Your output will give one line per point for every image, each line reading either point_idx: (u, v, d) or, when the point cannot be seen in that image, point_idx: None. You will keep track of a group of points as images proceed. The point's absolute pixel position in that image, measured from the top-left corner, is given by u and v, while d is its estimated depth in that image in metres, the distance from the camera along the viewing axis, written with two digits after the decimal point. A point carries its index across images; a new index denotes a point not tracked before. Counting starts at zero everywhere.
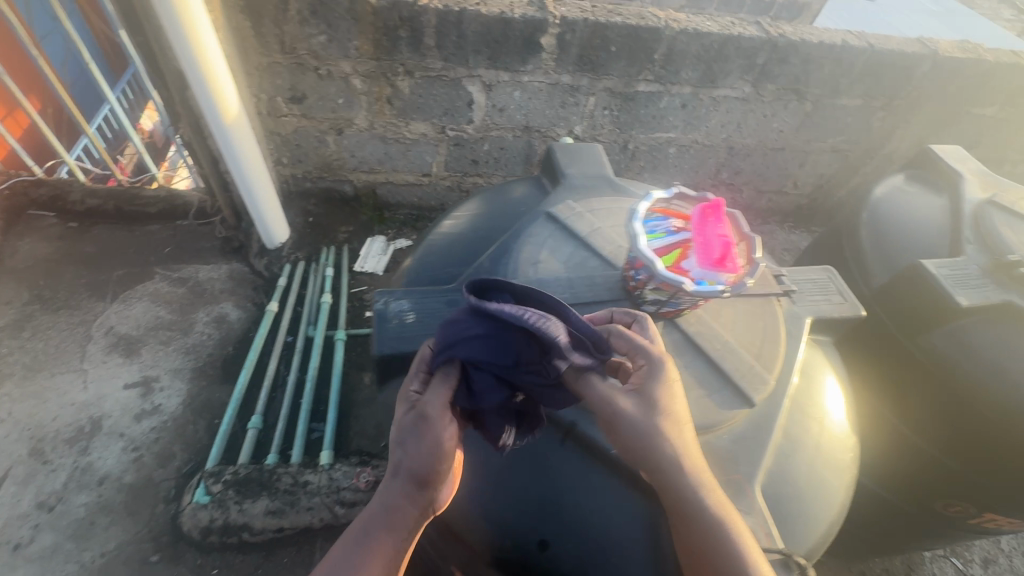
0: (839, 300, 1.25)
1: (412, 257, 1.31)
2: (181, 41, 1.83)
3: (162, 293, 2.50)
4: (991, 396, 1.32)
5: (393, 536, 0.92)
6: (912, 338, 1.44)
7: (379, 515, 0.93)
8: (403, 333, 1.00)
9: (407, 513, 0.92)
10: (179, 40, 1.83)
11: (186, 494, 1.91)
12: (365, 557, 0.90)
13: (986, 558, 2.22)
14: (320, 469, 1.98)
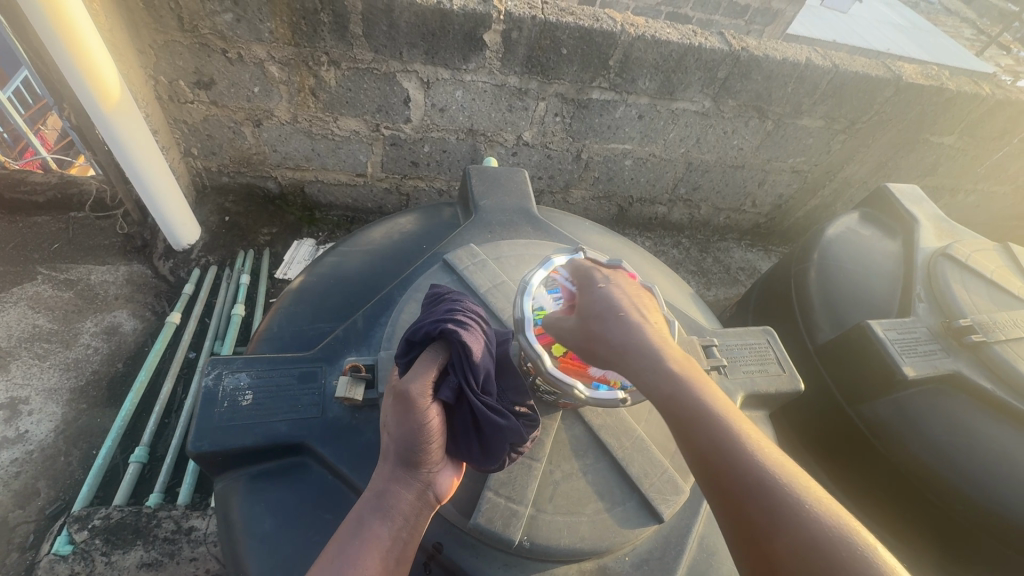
0: (776, 370, 1.13)
1: (297, 291, 1.23)
2: (37, 14, 1.51)
3: (44, 297, 2.17)
4: (937, 480, 1.19)
5: (388, 523, 0.87)
6: (854, 406, 1.33)
7: (370, 503, 0.88)
8: (233, 419, 0.96)
9: (402, 496, 0.89)
10: (34, 14, 1.51)
11: (45, 542, 1.65)
12: (361, 551, 0.84)
13: None
14: (209, 513, 1.74)
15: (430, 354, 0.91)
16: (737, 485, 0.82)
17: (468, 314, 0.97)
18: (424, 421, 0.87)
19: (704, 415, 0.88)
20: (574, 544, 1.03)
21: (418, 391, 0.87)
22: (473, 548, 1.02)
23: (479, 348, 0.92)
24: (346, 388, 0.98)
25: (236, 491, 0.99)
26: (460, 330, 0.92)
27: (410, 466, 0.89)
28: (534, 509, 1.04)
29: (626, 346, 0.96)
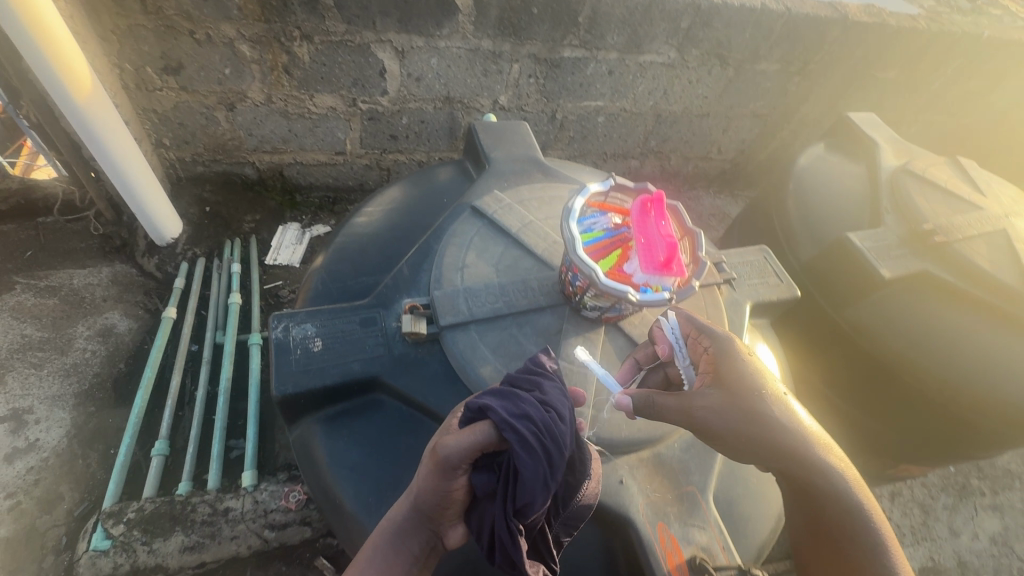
0: (775, 282, 1.22)
1: (326, 255, 1.23)
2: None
3: (28, 306, 2.10)
4: (906, 363, 1.41)
5: (402, 558, 0.91)
6: (837, 311, 1.50)
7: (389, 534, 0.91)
8: (308, 365, 1.00)
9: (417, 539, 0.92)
10: None
11: (81, 541, 1.65)
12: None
13: (894, 492, 2.44)
14: (243, 493, 1.78)
15: (487, 436, 0.83)
16: (847, 547, 0.97)
17: (556, 437, 0.85)
18: (448, 487, 0.86)
19: (840, 494, 0.99)
20: (633, 435, 1.08)
21: (453, 465, 0.83)
22: None
23: (532, 481, 0.82)
24: (411, 323, 1.04)
25: (313, 433, 1.04)
26: (529, 452, 0.82)
27: (424, 518, 0.91)
28: (596, 410, 1.08)
29: (786, 441, 0.94)
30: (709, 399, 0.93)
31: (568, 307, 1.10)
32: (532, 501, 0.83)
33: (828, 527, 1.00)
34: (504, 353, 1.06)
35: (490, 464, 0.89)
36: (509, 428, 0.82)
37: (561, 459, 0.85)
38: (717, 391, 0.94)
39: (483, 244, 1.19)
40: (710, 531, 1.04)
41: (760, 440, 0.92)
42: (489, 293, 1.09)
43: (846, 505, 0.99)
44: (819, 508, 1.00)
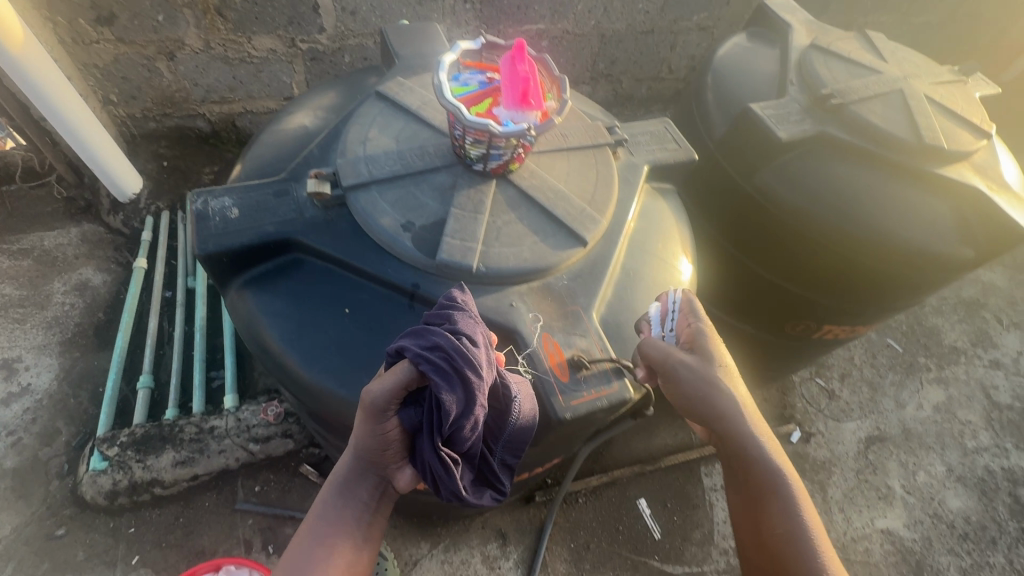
0: (674, 147, 1.30)
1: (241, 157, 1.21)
2: None
3: (4, 268, 2.21)
4: (813, 220, 1.47)
5: (353, 508, 0.97)
6: (749, 181, 1.56)
7: (337, 487, 0.97)
8: (225, 229, 0.94)
9: (365, 487, 0.97)
10: None
11: (82, 464, 1.81)
12: (328, 528, 0.95)
13: (844, 373, 2.46)
14: (225, 413, 1.92)
15: (405, 369, 0.78)
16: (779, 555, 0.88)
17: (469, 356, 0.78)
18: (379, 428, 0.83)
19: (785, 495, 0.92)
20: (521, 265, 0.97)
21: (376, 403, 0.79)
22: (441, 284, 0.95)
23: (460, 405, 0.78)
24: (316, 184, 0.98)
25: (239, 299, 1.00)
26: (447, 380, 0.77)
27: (366, 465, 0.95)
28: (486, 246, 0.97)
29: (724, 405, 0.95)
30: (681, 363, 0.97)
31: (461, 165, 1.02)
32: (463, 421, 0.79)
33: (766, 532, 0.91)
34: (403, 210, 0.98)
35: (416, 400, 0.85)
36: (420, 358, 0.77)
37: (480, 376, 0.79)
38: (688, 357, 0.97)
39: (387, 122, 1.11)
40: (591, 339, 0.96)
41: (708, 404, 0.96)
42: (388, 159, 1.03)
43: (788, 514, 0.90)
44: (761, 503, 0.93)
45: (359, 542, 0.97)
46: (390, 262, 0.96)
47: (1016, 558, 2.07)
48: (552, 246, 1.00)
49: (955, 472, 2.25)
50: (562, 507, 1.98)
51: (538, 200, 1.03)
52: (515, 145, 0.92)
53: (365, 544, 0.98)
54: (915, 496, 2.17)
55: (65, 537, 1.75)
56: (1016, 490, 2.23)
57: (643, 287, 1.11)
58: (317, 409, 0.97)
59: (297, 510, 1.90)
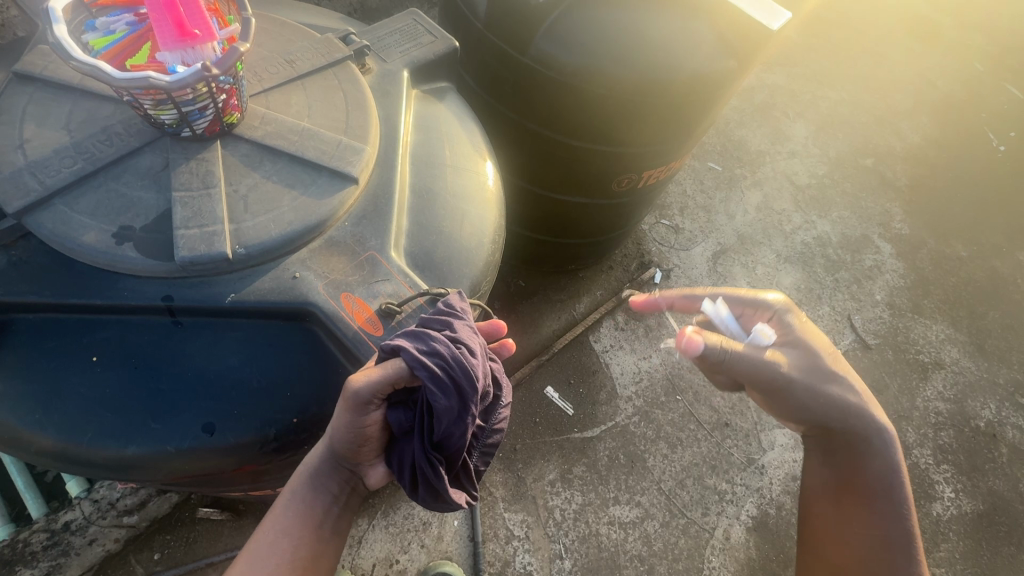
0: (430, 40, 1.17)
1: None
2: None
3: None
4: (598, 74, 1.45)
5: (321, 498, 0.86)
6: (528, 53, 1.49)
7: (300, 481, 0.85)
8: None
9: (334, 481, 0.86)
10: None
11: None
12: (294, 521, 0.85)
13: (682, 207, 2.68)
14: (76, 502, 1.64)
15: (397, 368, 0.75)
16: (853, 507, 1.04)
17: (469, 369, 0.76)
18: (364, 424, 0.79)
19: (870, 453, 1.04)
20: (286, 231, 0.83)
21: (364, 399, 0.75)
22: (200, 287, 0.79)
23: (447, 416, 0.77)
24: None
25: None
26: (442, 388, 0.75)
27: (340, 458, 0.84)
28: (236, 223, 0.81)
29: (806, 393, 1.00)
30: (791, 354, 1.00)
31: (165, 136, 0.81)
32: (448, 431, 0.79)
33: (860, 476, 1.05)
34: (109, 215, 0.78)
35: (406, 400, 0.82)
36: (416, 362, 0.73)
37: (477, 392, 0.77)
38: (796, 349, 1.00)
39: (46, 109, 0.84)
40: (397, 280, 0.87)
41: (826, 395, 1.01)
42: (61, 157, 0.79)
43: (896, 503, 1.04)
44: (872, 500, 1.04)
45: (325, 538, 0.87)
46: (124, 283, 0.78)
47: (836, 302, 2.54)
48: (315, 200, 0.86)
49: (783, 255, 2.63)
50: None
51: (280, 147, 0.87)
52: (209, 92, 0.74)
53: (331, 540, 0.88)
54: (759, 287, 2.52)
55: None
56: (825, 251, 2.68)
57: (442, 201, 1.03)
58: (116, 476, 0.81)
59: (212, 555, 1.70)
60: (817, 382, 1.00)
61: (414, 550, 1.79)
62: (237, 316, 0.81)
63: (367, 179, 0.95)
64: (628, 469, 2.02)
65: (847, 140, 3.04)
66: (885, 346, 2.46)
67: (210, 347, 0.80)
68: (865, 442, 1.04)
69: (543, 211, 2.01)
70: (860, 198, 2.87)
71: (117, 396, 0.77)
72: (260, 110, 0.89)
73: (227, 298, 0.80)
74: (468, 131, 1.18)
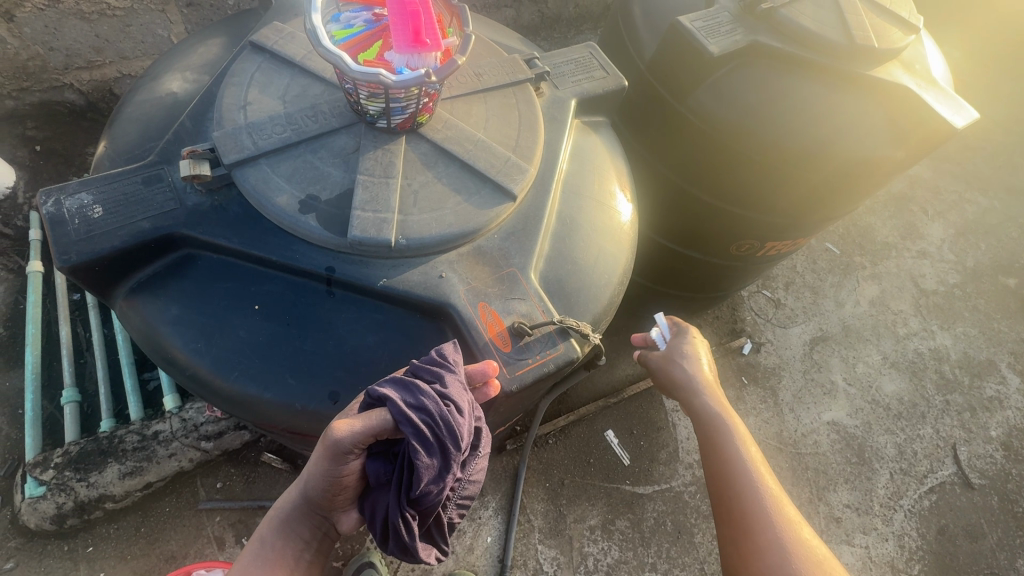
0: (602, 75, 1.19)
1: (106, 141, 1.02)
2: None
3: None
4: (750, 137, 1.42)
5: (292, 543, 0.87)
6: (684, 103, 1.49)
7: (275, 522, 0.87)
8: (89, 232, 0.80)
9: (307, 523, 0.88)
10: None
11: (18, 493, 1.66)
12: (261, 566, 0.85)
13: (788, 282, 2.54)
14: (169, 415, 1.75)
15: (381, 421, 0.72)
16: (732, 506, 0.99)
17: (455, 431, 0.74)
18: (343, 473, 0.77)
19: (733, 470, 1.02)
20: (445, 231, 0.87)
21: (343, 449, 0.72)
22: (360, 265, 0.85)
23: (426, 477, 0.74)
24: (190, 166, 0.83)
25: (129, 309, 0.87)
26: (425, 447, 0.73)
27: (312, 504, 0.85)
28: (403, 215, 0.86)
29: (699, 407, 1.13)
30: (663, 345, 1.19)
31: (362, 123, 0.89)
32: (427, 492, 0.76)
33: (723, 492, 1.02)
34: (301, 184, 0.86)
35: (387, 452, 0.80)
36: (402, 421, 0.71)
37: (459, 452, 0.75)
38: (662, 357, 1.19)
39: (269, 79, 0.95)
40: (530, 302, 0.89)
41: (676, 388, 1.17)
42: (274, 124, 0.88)
43: (739, 482, 1.00)
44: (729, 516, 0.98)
45: None
46: (298, 246, 0.85)
47: (941, 426, 2.28)
48: (473, 208, 0.90)
49: (889, 359, 2.41)
50: (534, 450, 2.01)
51: (455, 153, 0.92)
52: (418, 94, 0.81)
53: None
54: (855, 387, 2.32)
55: (16, 569, 1.63)
56: (940, 366, 2.42)
57: (581, 233, 1.04)
58: (242, 416, 0.88)
59: (265, 499, 1.80)
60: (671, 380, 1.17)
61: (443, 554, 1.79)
62: (381, 300, 0.86)
63: (522, 198, 0.98)
64: (673, 539, 1.91)
65: (990, 253, 2.75)
66: (990, 489, 2.18)
67: (353, 324, 0.86)
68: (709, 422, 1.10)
69: (652, 256, 1.98)
70: (993, 318, 2.58)
71: (266, 346, 0.84)
72: (444, 115, 0.95)
73: (380, 282, 0.85)
74: (616, 169, 1.19)
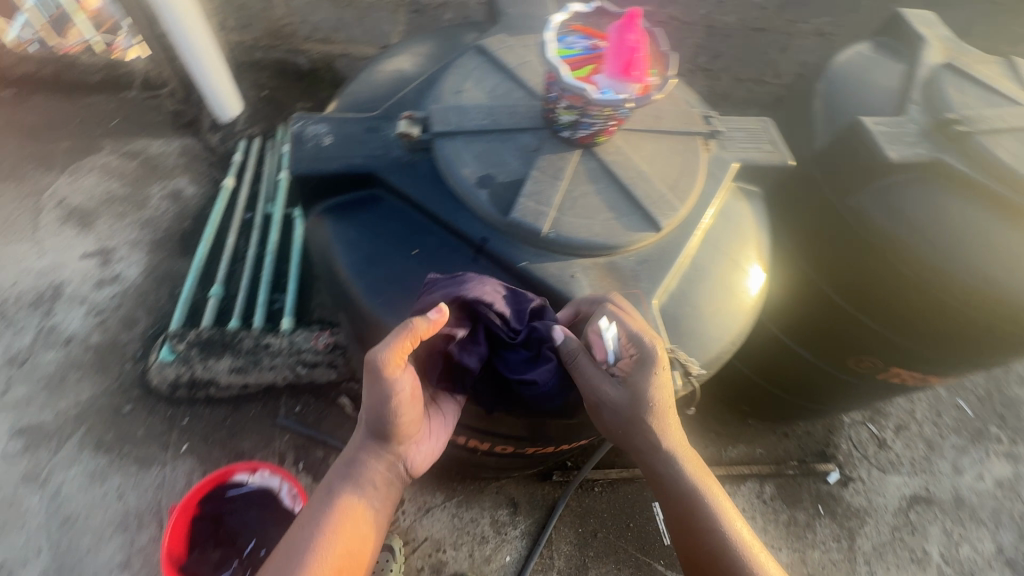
0: (769, 149, 1.23)
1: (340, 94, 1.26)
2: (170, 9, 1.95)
3: (113, 167, 2.42)
4: (905, 252, 1.35)
5: (361, 489, 0.99)
6: (842, 200, 1.46)
7: (343, 467, 1.01)
8: (318, 153, 0.99)
9: (374, 467, 1.00)
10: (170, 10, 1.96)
11: (153, 353, 1.98)
12: (332, 511, 0.97)
13: (900, 424, 2.29)
14: (282, 333, 2.00)
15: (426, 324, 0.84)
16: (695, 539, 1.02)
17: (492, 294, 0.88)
18: (393, 397, 0.89)
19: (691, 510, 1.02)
20: (590, 238, 0.96)
21: (395, 363, 0.84)
22: (509, 244, 0.96)
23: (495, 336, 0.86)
24: (406, 125, 1.01)
25: (317, 223, 1.06)
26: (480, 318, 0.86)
27: (382, 441, 1.00)
28: (559, 213, 0.96)
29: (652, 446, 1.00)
30: (614, 391, 0.91)
31: (548, 130, 1.02)
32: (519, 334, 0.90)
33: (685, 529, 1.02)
34: (484, 164, 0.99)
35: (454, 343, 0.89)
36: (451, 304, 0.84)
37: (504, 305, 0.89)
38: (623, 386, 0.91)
39: (483, 76, 1.12)
40: (646, 324, 0.94)
41: (639, 437, 0.98)
42: (478, 111, 1.04)
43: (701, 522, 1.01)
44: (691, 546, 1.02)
45: (364, 528, 0.98)
46: (465, 214, 0.98)
47: None
48: (619, 226, 0.98)
49: (1004, 554, 2.06)
50: (578, 491, 1.98)
51: (617, 176, 1.02)
52: (608, 116, 0.92)
53: (367, 532, 0.98)
54: (952, 568, 2.01)
55: (130, 414, 1.92)
56: None
57: (707, 283, 1.07)
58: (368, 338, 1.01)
59: (329, 437, 1.96)
60: (630, 427, 0.96)
61: (461, 553, 1.82)
62: (516, 278, 0.96)
63: (664, 234, 1.04)
64: None
65: None
66: None
67: None
68: (675, 482, 1.03)
69: (758, 344, 1.91)
70: None
71: (410, 286, 0.97)
72: (618, 143, 1.05)
73: (521, 263, 0.95)
74: (757, 237, 1.21)
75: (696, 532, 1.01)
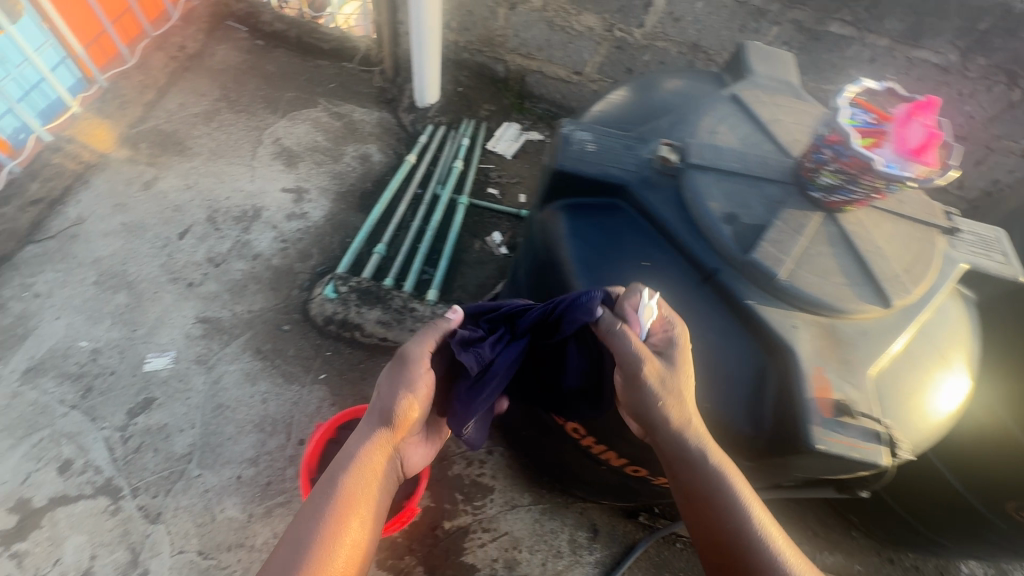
0: (1000, 260, 1.21)
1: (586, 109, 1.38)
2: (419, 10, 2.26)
3: (322, 122, 2.75)
4: None
5: (360, 491, 0.96)
6: None
7: (340, 470, 0.97)
8: (583, 156, 1.12)
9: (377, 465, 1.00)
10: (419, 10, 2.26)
11: (317, 287, 2.18)
12: (329, 516, 0.92)
13: None
14: (427, 303, 2.18)
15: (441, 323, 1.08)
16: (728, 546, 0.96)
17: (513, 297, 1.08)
18: (412, 389, 1.02)
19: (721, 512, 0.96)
20: (820, 296, 0.99)
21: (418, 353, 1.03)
22: (739, 280, 1.02)
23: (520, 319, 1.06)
24: (667, 151, 1.11)
25: (555, 215, 1.18)
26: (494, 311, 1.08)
27: (389, 439, 1.01)
28: (795, 265, 1.01)
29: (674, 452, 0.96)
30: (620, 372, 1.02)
31: (799, 186, 1.07)
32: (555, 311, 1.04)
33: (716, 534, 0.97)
34: (732, 203, 1.07)
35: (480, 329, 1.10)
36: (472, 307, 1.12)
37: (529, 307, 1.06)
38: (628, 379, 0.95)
39: (737, 123, 1.20)
40: (863, 394, 0.95)
41: (661, 441, 0.96)
42: (733, 154, 1.12)
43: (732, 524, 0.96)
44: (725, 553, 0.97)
45: (356, 532, 0.93)
46: (702, 243, 1.06)
47: None
48: (851, 294, 1.01)
49: None
50: (659, 540, 1.83)
51: (857, 248, 1.05)
52: (875, 188, 0.97)
53: (362, 535, 0.94)
54: None
55: (287, 332, 2.11)
56: None
57: (912, 373, 1.05)
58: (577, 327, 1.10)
59: None
60: (642, 419, 0.98)
61: (535, 558, 1.73)
62: (738, 314, 1.01)
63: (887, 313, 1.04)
64: None
65: None
66: None
67: (704, 317, 1.02)
68: (695, 478, 0.95)
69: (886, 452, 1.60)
70: None
71: None
72: (861, 216, 1.08)
73: (748, 301, 1.00)
74: (965, 343, 1.16)
75: (726, 536, 0.96)
